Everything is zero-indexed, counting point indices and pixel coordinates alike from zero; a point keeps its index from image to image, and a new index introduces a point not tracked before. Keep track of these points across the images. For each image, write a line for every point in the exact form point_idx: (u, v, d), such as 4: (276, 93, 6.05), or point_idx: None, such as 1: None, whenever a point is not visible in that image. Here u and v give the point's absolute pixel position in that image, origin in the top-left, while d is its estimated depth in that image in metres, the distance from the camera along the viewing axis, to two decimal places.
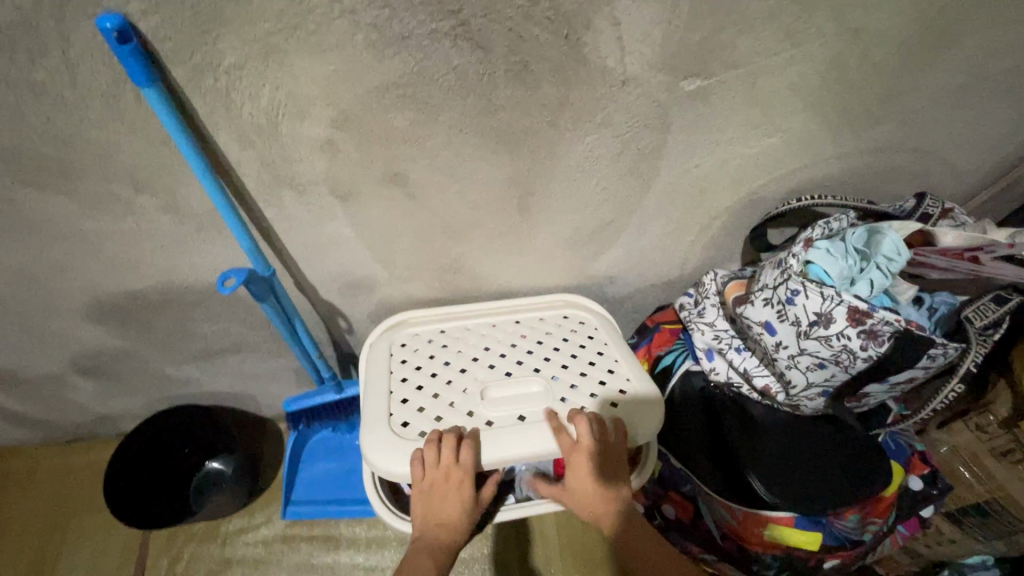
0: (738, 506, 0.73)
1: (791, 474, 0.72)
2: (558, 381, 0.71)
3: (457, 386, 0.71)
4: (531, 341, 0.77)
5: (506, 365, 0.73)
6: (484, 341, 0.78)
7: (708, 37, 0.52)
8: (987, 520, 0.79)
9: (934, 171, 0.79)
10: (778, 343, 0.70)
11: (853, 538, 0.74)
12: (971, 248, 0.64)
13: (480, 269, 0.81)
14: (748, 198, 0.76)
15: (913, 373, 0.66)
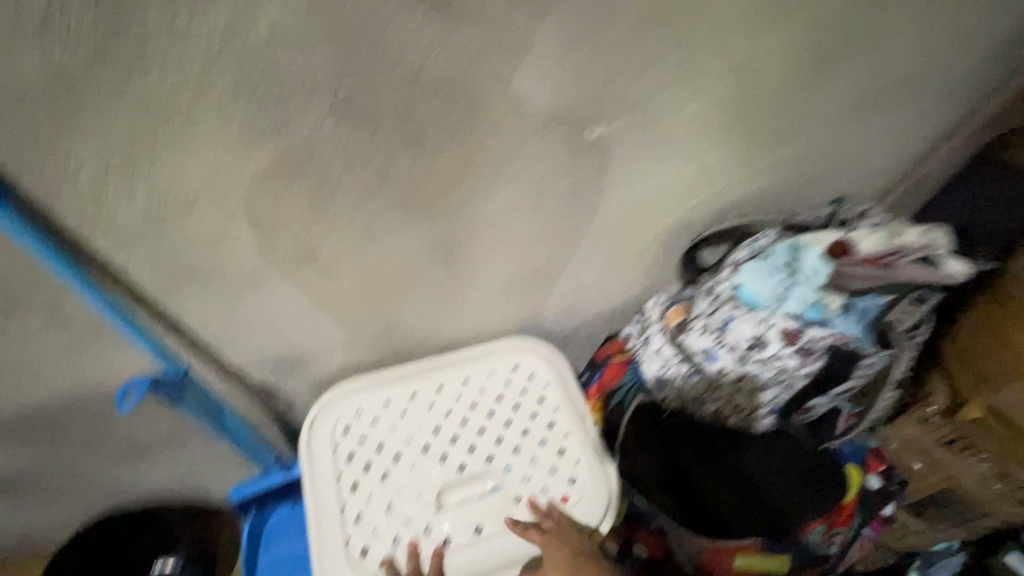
0: (703, 539, 0.70)
1: (752, 498, 0.72)
2: (512, 472, 0.71)
3: (411, 492, 0.69)
4: (482, 418, 0.75)
5: (458, 457, 0.71)
6: (433, 422, 0.74)
7: (603, 86, 0.52)
8: (943, 507, 0.81)
9: (848, 177, 0.82)
10: (722, 368, 0.71)
11: (822, 553, 0.74)
12: (887, 253, 0.66)
13: (418, 328, 0.78)
14: (677, 225, 0.76)
15: (852, 384, 0.69)
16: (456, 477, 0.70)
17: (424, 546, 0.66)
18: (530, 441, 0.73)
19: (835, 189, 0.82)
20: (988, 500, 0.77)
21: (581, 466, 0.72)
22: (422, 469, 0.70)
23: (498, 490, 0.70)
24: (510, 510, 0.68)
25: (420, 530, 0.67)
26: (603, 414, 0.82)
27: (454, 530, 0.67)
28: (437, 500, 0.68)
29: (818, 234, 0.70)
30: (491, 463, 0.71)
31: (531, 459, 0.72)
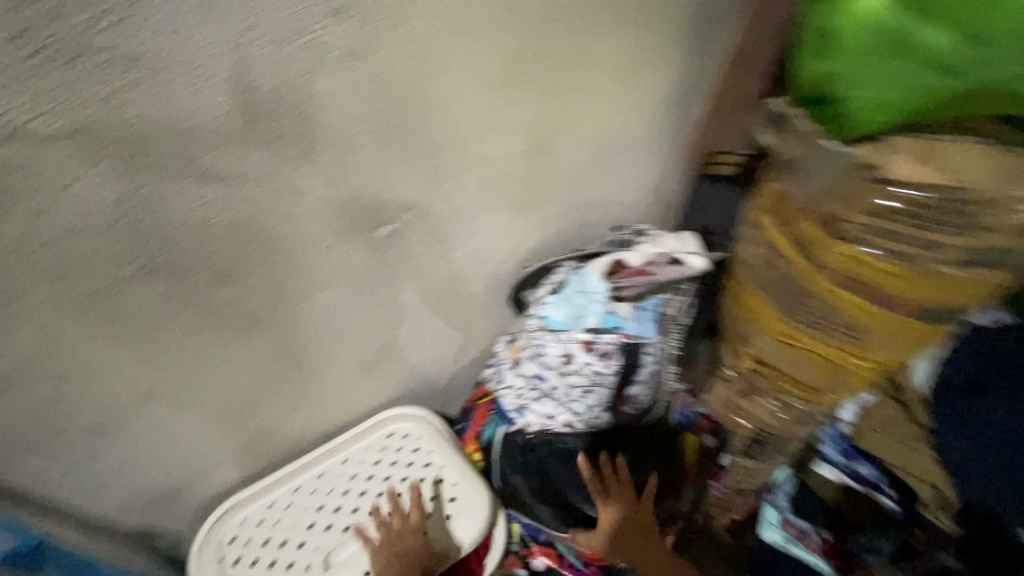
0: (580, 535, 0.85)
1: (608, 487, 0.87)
2: (394, 514, 0.83)
3: (305, 562, 0.79)
4: (361, 480, 0.85)
5: (343, 520, 0.82)
6: (317, 498, 0.83)
7: (376, 198, 0.64)
8: (762, 443, 1.01)
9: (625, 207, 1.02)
10: (553, 385, 0.85)
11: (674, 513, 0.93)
12: (648, 263, 0.85)
13: (288, 428, 0.83)
14: (493, 277, 0.90)
15: (650, 370, 0.86)
16: (344, 536, 0.81)
17: None
18: (406, 486, 0.85)
19: (618, 217, 1.00)
20: (783, 429, 0.97)
21: (454, 489, 0.86)
22: (312, 539, 0.81)
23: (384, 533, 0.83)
24: None
25: None
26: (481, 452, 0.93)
27: None
28: (331, 559, 0.80)
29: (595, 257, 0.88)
30: (375, 515, 0.83)
31: (409, 499, 0.85)
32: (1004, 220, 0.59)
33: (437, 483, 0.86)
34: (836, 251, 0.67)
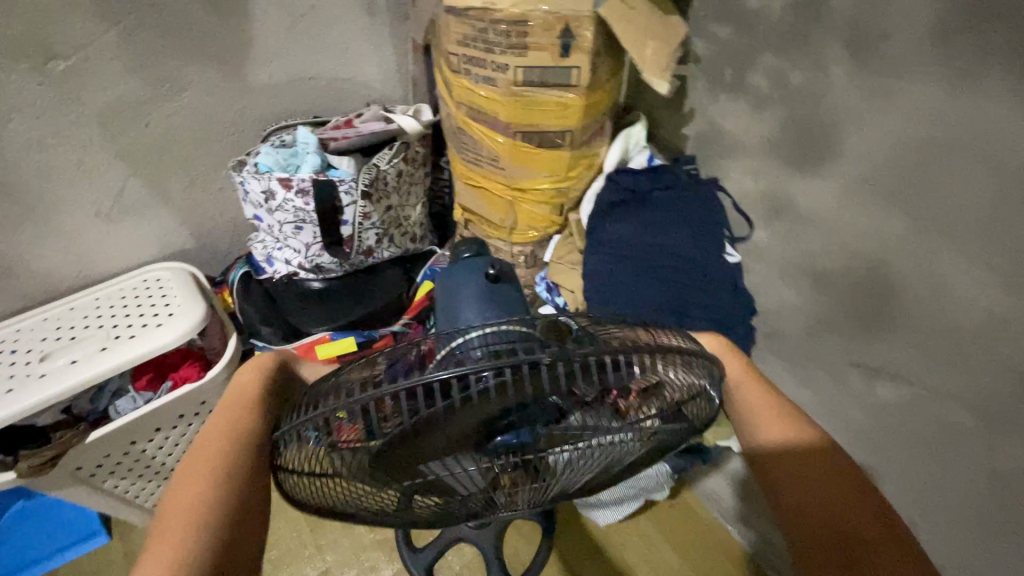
0: (290, 345, 1.01)
1: (325, 312, 1.03)
2: (116, 325, 0.91)
3: (22, 358, 0.87)
4: (101, 308, 0.96)
5: (70, 332, 0.91)
6: (57, 323, 0.94)
7: (29, 29, 0.78)
8: None
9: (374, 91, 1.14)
10: (271, 225, 0.98)
11: (385, 332, 1.06)
12: (354, 119, 1.05)
13: (45, 265, 0.99)
14: (226, 138, 1.02)
15: (355, 208, 0.99)
16: (63, 342, 0.89)
17: (20, 380, 0.83)
18: (139, 308, 0.95)
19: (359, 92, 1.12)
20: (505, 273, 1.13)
21: (179, 304, 0.95)
22: (37, 346, 0.89)
23: (99, 339, 0.89)
24: (107, 343, 0.88)
25: (22, 376, 0.84)
26: (228, 293, 1.08)
27: (53, 367, 0.85)
28: (42, 357, 0.87)
29: (320, 122, 1.04)
30: (99, 327, 0.91)
31: (137, 315, 0.94)
32: (543, 40, 0.74)
33: (167, 303, 0.96)
34: (454, 82, 0.84)
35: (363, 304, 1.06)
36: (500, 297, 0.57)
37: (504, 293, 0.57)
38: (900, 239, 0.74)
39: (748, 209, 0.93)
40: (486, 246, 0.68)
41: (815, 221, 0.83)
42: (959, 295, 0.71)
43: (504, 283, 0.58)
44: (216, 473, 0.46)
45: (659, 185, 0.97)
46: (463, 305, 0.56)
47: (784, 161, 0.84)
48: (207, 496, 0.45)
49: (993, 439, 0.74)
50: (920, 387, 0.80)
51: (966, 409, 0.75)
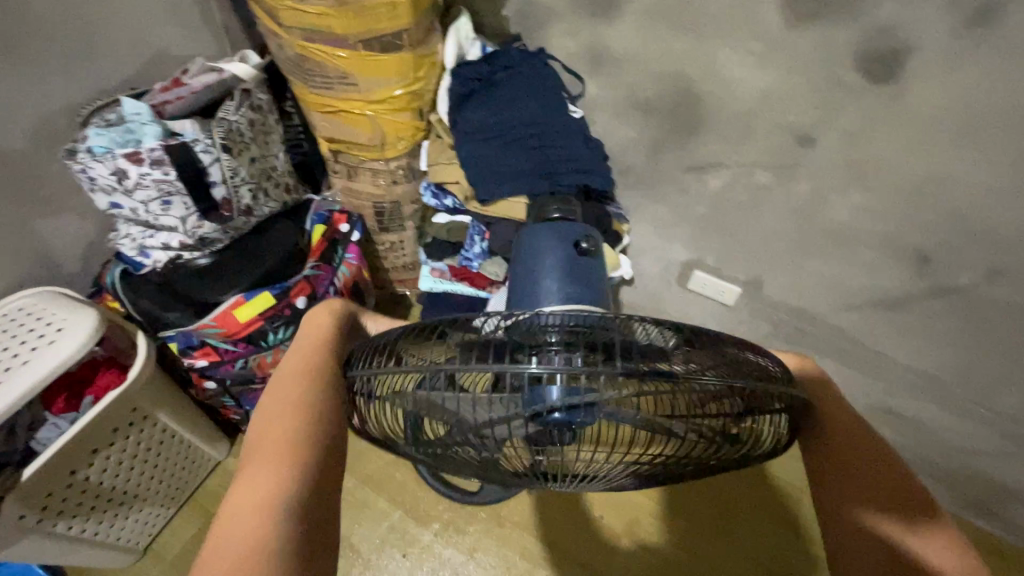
0: (207, 319, 0.98)
1: (229, 277, 1.02)
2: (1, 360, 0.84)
3: None
4: None
5: None
6: None
7: None
8: (385, 214, 1.23)
9: (188, 47, 1.06)
10: (135, 208, 0.94)
11: (299, 278, 1.05)
12: (179, 79, 0.99)
13: None
14: (40, 136, 0.91)
15: (219, 168, 0.97)
16: None
17: None
18: (17, 336, 0.87)
19: (172, 52, 1.04)
20: (390, 194, 1.18)
21: (64, 318, 0.88)
22: None
23: None
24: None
25: None
26: (113, 297, 1.02)
27: None
28: None
29: (142, 91, 0.97)
30: None
31: (19, 343, 0.86)
32: None
33: (48, 321, 0.88)
34: (279, 6, 0.86)
35: (264, 260, 1.05)
36: (577, 270, 0.78)
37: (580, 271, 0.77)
38: (690, 53, 0.94)
39: (576, 68, 1.07)
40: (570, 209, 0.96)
41: (630, 60, 1.00)
42: (741, 84, 0.92)
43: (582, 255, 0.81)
44: (303, 413, 0.53)
45: (499, 67, 1.08)
46: (548, 275, 0.77)
47: (593, 15, 0.98)
48: (280, 463, 0.50)
49: (788, 186, 1.00)
50: (735, 167, 1.03)
51: (766, 171, 1.00)
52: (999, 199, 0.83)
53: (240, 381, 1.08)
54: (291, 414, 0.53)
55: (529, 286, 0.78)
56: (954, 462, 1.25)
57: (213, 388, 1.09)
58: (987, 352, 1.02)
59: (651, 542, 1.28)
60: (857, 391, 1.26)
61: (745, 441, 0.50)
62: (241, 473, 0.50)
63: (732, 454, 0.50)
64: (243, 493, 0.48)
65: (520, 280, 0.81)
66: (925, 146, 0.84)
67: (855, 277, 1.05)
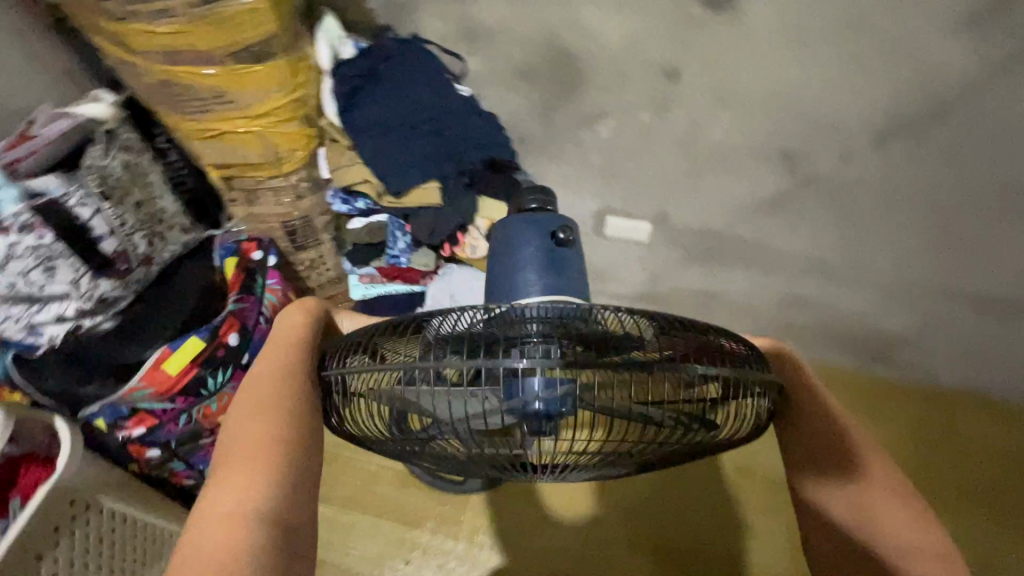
0: (134, 382, 0.90)
1: (147, 332, 0.95)
2: None
3: None
4: None
5: None
6: None
7: None
8: (296, 232, 1.19)
9: (27, 100, 0.96)
10: (12, 283, 0.84)
11: (224, 315, 0.99)
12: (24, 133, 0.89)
13: None
14: None
15: (100, 218, 0.89)
16: None
17: None
18: None
19: (9, 107, 0.93)
20: (297, 210, 1.15)
21: None
22: None
23: None
24: None
25: None
26: (11, 389, 0.90)
27: None
28: None
29: None
30: None
31: None
32: None
33: None
34: (128, 31, 0.81)
35: (181, 306, 0.99)
36: (558, 257, 0.76)
37: (561, 260, 0.75)
38: (553, 13, 1.00)
39: (453, 47, 1.09)
40: (549, 196, 0.87)
41: (501, 30, 1.05)
42: (605, 33, 1.00)
43: (563, 243, 0.77)
44: (277, 413, 0.58)
45: (377, 60, 1.08)
46: (525, 269, 0.75)
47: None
48: (257, 471, 0.54)
49: (667, 119, 1.10)
50: (619, 112, 1.11)
51: (645, 109, 1.09)
52: (832, 90, 0.99)
53: (187, 438, 1.02)
54: (267, 416, 0.58)
55: (510, 280, 0.75)
56: (854, 328, 1.46)
57: (158, 454, 1.02)
58: (856, 225, 1.20)
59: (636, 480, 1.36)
60: (767, 292, 1.41)
61: (722, 421, 0.56)
62: (221, 474, 0.55)
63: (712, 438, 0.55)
64: (222, 496, 0.53)
65: (499, 269, 0.78)
66: (768, 57, 0.97)
67: (741, 188, 1.18)
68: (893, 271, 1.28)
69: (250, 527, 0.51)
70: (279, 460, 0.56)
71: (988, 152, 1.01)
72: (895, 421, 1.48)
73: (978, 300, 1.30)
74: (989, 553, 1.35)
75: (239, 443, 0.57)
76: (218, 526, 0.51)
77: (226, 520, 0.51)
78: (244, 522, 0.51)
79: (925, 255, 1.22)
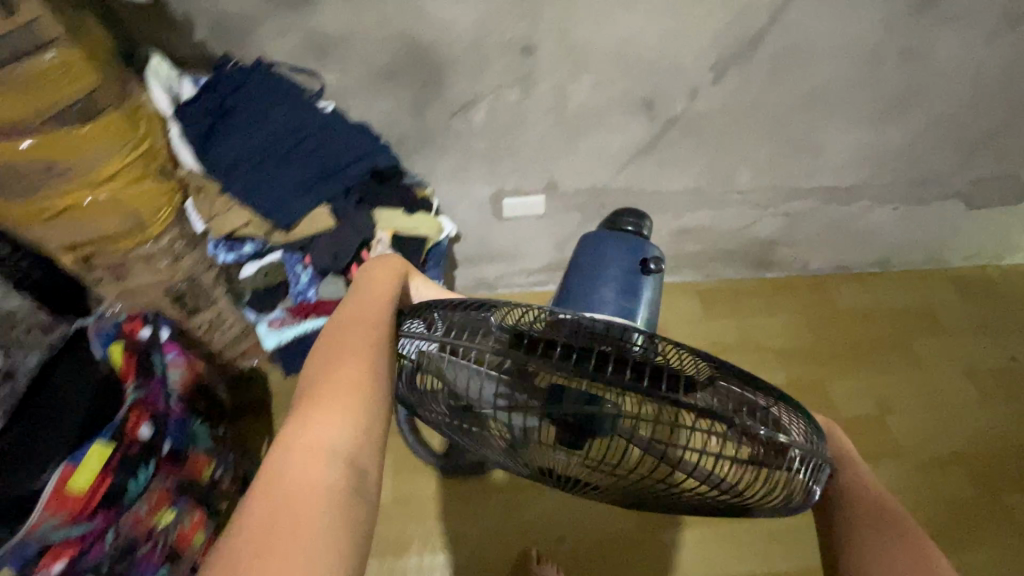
0: (38, 510, 0.76)
1: (38, 452, 0.80)
2: None
3: None
4: None
5: None
6: None
7: None
8: (183, 297, 1.09)
9: None
10: None
11: (130, 405, 0.88)
12: None
13: None
14: None
15: None
16: None
17: None
18: None
19: None
20: (179, 273, 1.05)
21: None
22: None
23: None
24: None
25: None
26: None
27: None
28: None
29: None
30: None
31: None
32: None
33: None
34: None
35: (74, 413, 0.84)
36: (631, 284, 0.88)
37: (636, 285, 0.87)
38: (399, 12, 0.99)
39: (304, 64, 1.04)
40: (644, 222, 1.00)
41: (350, 38, 1.01)
42: (454, 21, 1.01)
43: (649, 273, 0.89)
44: (366, 364, 0.57)
45: (222, 94, 1.00)
46: (603, 286, 0.88)
47: (287, 8, 0.96)
48: (341, 416, 0.52)
49: (534, 94, 1.14)
50: (488, 96, 1.14)
51: (512, 88, 1.13)
52: (669, 37, 1.08)
53: (116, 558, 0.88)
54: (355, 365, 0.57)
55: (587, 291, 0.88)
56: (738, 240, 1.65)
57: None
58: (717, 152, 1.34)
59: None
60: (661, 229, 1.55)
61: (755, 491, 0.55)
62: (302, 412, 0.53)
63: (738, 502, 0.56)
64: (306, 432, 0.50)
65: (578, 278, 0.91)
66: (609, 17, 1.04)
67: (615, 141, 1.27)
68: (754, 184, 1.45)
69: (336, 473, 0.48)
70: (363, 408, 0.53)
71: (801, 66, 1.18)
72: (785, 313, 1.75)
73: (824, 192, 1.51)
74: (878, 394, 1.64)
75: (323, 384, 0.55)
76: (301, 463, 0.48)
77: (310, 457, 0.48)
78: (331, 464, 0.48)
79: (777, 163, 1.40)
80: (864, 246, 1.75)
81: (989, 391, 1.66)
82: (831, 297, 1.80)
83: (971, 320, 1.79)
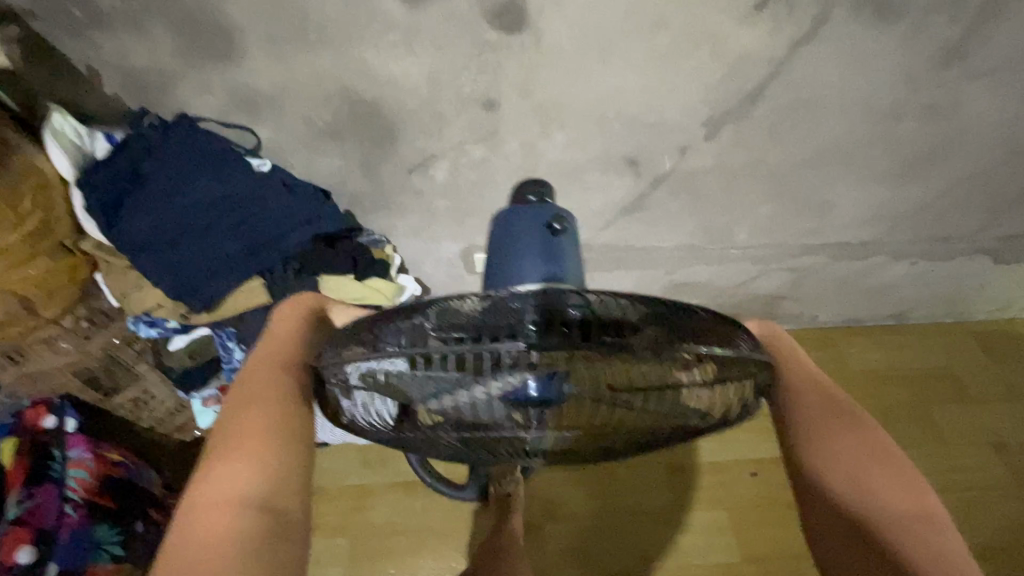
0: None
1: None
2: None
3: None
4: None
5: None
6: None
7: None
8: (97, 378, 0.97)
9: None
10: None
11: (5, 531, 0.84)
12: None
13: None
14: None
15: None
16: None
17: None
18: None
19: None
20: (89, 354, 0.93)
21: None
22: None
23: None
24: None
25: None
26: None
27: None
28: None
29: None
30: None
31: None
32: None
33: None
34: None
35: None
36: (556, 245, 0.65)
37: (556, 245, 0.65)
38: (338, 65, 0.86)
39: (234, 119, 0.91)
40: (544, 186, 0.75)
41: (282, 92, 0.88)
42: (402, 76, 0.88)
43: (563, 234, 0.66)
44: (275, 401, 0.50)
45: (138, 154, 0.87)
46: (521, 258, 0.64)
47: (209, 62, 0.84)
48: (241, 464, 0.46)
49: (500, 151, 1.00)
50: (448, 153, 1.00)
51: (475, 144, 0.99)
52: (652, 92, 0.95)
53: None
54: (256, 405, 0.50)
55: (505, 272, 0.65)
56: (737, 296, 1.49)
57: None
58: (712, 209, 1.19)
59: (580, 525, 1.26)
60: (651, 286, 1.40)
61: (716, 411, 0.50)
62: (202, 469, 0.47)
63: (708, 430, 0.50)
64: (207, 489, 0.45)
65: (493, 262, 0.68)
66: (581, 69, 0.90)
67: (596, 199, 1.12)
68: (755, 241, 1.30)
69: (239, 525, 0.43)
70: (266, 447, 0.48)
71: (806, 122, 1.03)
72: None
73: (836, 248, 1.36)
74: None
75: (224, 431, 0.49)
76: (201, 524, 0.43)
77: (212, 514, 0.43)
78: (234, 518, 0.43)
79: (780, 221, 1.25)
80: (878, 301, 1.59)
81: (1018, 473, 1.48)
82: (842, 357, 1.63)
83: (997, 387, 1.61)
